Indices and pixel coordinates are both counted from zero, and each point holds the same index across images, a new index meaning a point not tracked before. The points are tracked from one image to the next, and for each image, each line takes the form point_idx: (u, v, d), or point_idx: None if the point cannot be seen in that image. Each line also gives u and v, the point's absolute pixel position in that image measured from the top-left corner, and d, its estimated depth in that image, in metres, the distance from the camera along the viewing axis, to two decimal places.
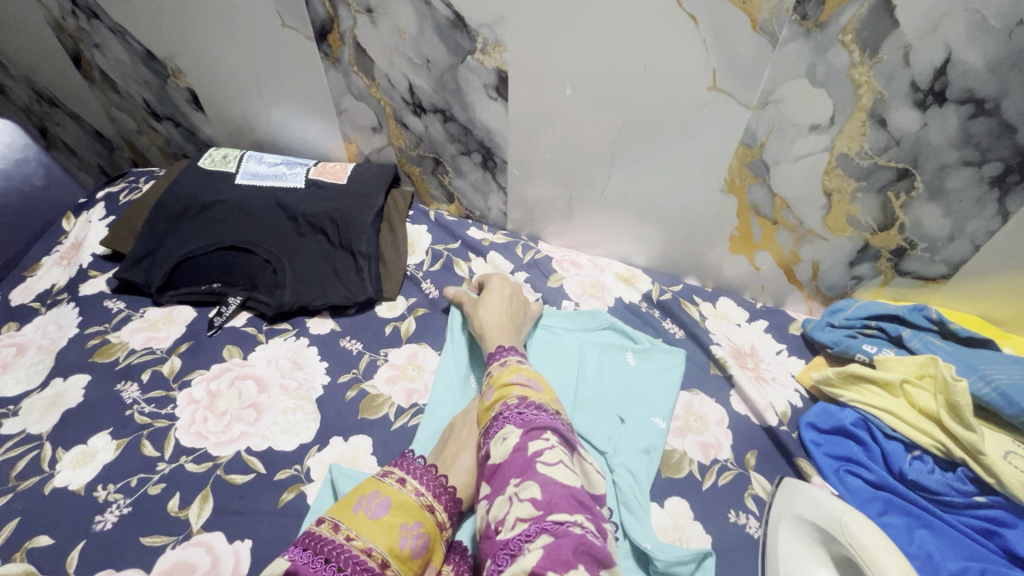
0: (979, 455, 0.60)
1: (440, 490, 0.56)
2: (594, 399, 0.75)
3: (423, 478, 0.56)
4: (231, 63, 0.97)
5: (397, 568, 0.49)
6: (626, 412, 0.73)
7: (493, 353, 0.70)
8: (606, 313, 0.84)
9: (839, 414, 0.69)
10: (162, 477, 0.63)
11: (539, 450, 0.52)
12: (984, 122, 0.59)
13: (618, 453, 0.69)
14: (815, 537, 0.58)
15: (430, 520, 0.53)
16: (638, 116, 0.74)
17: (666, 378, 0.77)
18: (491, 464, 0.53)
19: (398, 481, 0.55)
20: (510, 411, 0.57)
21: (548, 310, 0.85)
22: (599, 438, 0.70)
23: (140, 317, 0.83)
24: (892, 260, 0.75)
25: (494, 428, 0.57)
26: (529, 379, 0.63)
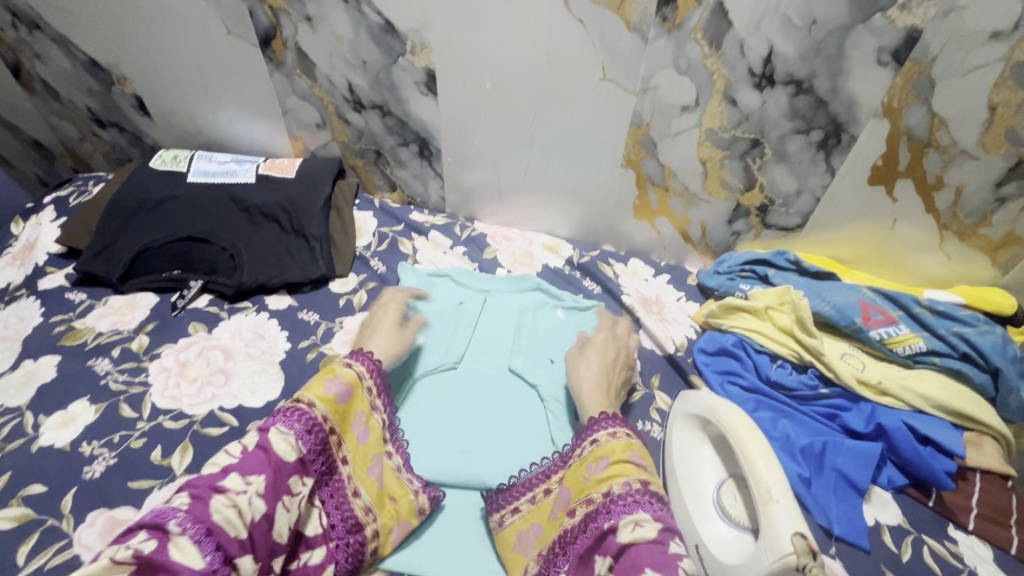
0: (821, 356, 0.78)
1: (365, 359, 0.70)
2: (527, 346, 0.89)
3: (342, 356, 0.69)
4: (176, 69, 1.04)
5: (325, 408, 0.62)
6: (554, 353, 0.88)
7: (597, 419, 0.67)
8: (534, 276, 0.97)
9: (722, 338, 0.86)
10: (143, 432, 0.70)
11: (678, 554, 0.50)
12: (805, 98, 0.76)
13: (549, 384, 0.84)
14: (697, 425, 0.71)
15: (351, 375, 0.67)
16: (547, 104, 0.88)
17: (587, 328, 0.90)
18: (619, 543, 0.53)
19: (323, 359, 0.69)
20: (632, 496, 0.56)
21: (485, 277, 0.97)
22: (533, 374, 0.86)
23: (103, 304, 0.89)
24: (759, 215, 0.93)
25: (618, 511, 0.56)
26: (642, 457, 0.62)
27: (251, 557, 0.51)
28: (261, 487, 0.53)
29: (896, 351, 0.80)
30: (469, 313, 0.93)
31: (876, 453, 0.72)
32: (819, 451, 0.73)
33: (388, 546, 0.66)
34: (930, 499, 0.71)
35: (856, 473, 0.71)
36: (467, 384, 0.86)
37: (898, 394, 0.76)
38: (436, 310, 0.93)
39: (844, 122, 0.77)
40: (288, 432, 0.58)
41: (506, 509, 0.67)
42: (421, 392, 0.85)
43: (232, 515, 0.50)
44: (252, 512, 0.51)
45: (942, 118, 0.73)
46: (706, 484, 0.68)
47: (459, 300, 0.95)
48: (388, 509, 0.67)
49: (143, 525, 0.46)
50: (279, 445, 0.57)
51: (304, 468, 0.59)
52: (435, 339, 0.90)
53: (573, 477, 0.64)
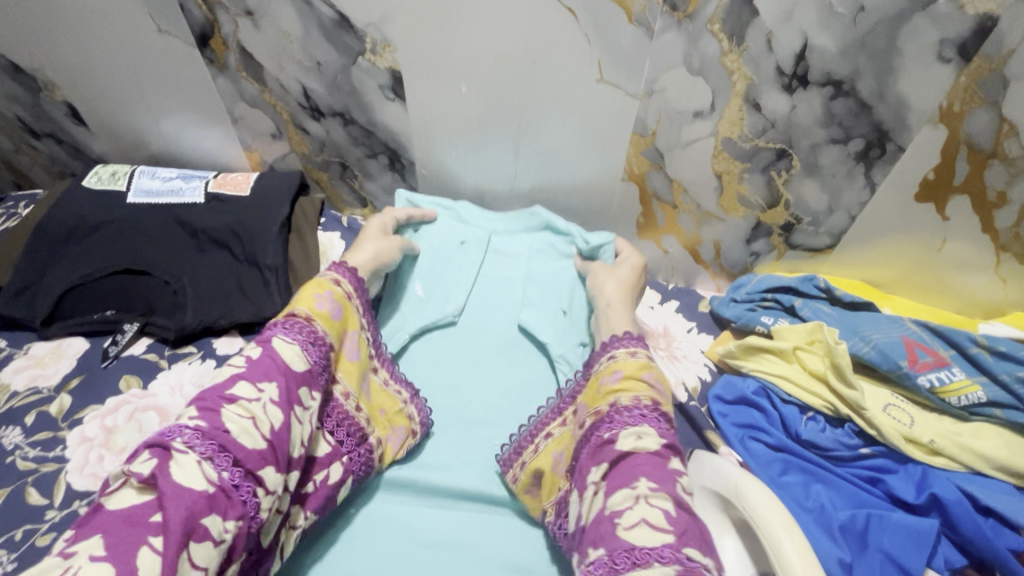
0: (862, 410, 0.66)
1: (352, 276, 0.69)
2: (536, 301, 0.83)
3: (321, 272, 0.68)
4: (108, 73, 0.91)
5: (322, 322, 0.61)
6: (567, 305, 0.81)
7: (610, 339, 0.66)
8: (542, 212, 0.86)
9: (741, 384, 0.73)
10: (51, 526, 0.59)
11: (677, 470, 0.52)
12: (844, 101, 0.63)
13: (561, 342, 0.79)
14: (717, 505, 0.60)
15: (334, 285, 0.65)
16: (534, 109, 0.75)
17: None
18: (618, 451, 0.53)
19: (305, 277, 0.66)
20: (638, 411, 0.56)
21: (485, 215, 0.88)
22: (543, 332, 0.80)
23: (23, 355, 0.77)
24: (783, 234, 0.80)
25: (619, 420, 0.56)
26: (657, 379, 0.60)
27: (274, 468, 0.50)
28: (275, 395, 0.52)
29: (948, 401, 0.68)
30: (471, 254, 0.86)
31: (931, 532, 0.60)
32: (861, 528, 0.61)
33: (391, 452, 0.67)
34: None
35: (908, 557, 0.59)
36: (466, 343, 0.82)
37: (953, 455, 0.64)
38: (433, 251, 0.86)
39: (890, 129, 0.64)
40: (292, 342, 0.56)
41: (529, 445, 0.67)
42: (416, 352, 0.81)
43: (248, 425, 0.49)
44: (270, 419, 0.51)
45: (1013, 123, 0.60)
46: None
47: (460, 240, 0.87)
48: (383, 422, 0.68)
49: (147, 443, 0.45)
50: (286, 354, 0.55)
51: (313, 381, 0.57)
52: (433, 287, 0.84)
53: (590, 391, 0.63)
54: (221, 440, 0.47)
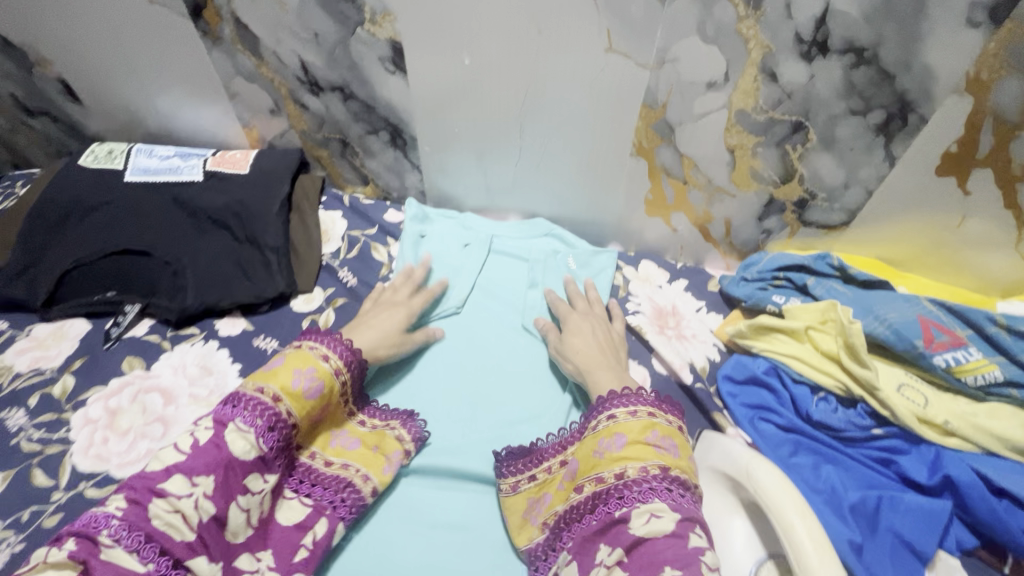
0: (875, 390, 0.65)
1: (336, 343, 0.64)
2: (541, 298, 0.83)
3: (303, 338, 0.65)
4: (99, 46, 0.88)
5: (291, 403, 0.58)
6: (569, 303, 0.83)
7: (607, 396, 0.61)
8: (543, 222, 0.91)
9: (751, 364, 0.72)
10: (57, 507, 0.58)
11: (700, 548, 0.47)
12: (865, 70, 0.60)
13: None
14: (726, 485, 0.59)
15: (312, 357, 0.62)
16: (540, 82, 0.72)
17: (604, 275, 0.85)
18: (634, 537, 0.48)
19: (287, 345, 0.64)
20: (648, 485, 0.51)
21: (492, 226, 0.92)
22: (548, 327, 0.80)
23: (25, 336, 0.76)
24: (796, 211, 0.78)
25: (632, 498, 0.51)
26: (664, 438, 0.56)
27: (206, 557, 0.50)
28: (209, 489, 0.51)
29: (964, 381, 0.66)
30: (474, 255, 0.88)
31: (943, 513, 0.59)
32: (872, 509, 0.61)
33: (383, 479, 0.63)
34: (1006, 565, 0.59)
35: (919, 538, 0.59)
36: (471, 331, 0.81)
37: (968, 436, 0.63)
38: (439, 251, 0.88)
39: (913, 100, 0.61)
40: (247, 428, 0.54)
41: (511, 478, 0.64)
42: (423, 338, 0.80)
43: (175, 519, 0.49)
44: (198, 514, 0.50)
45: None
46: (741, 559, 0.56)
47: (464, 243, 0.89)
48: (376, 459, 0.64)
49: (72, 533, 0.46)
50: (238, 442, 0.54)
51: (265, 465, 0.56)
52: (439, 284, 0.85)
53: (584, 451, 0.59)
54: (148, 531, 0.48)
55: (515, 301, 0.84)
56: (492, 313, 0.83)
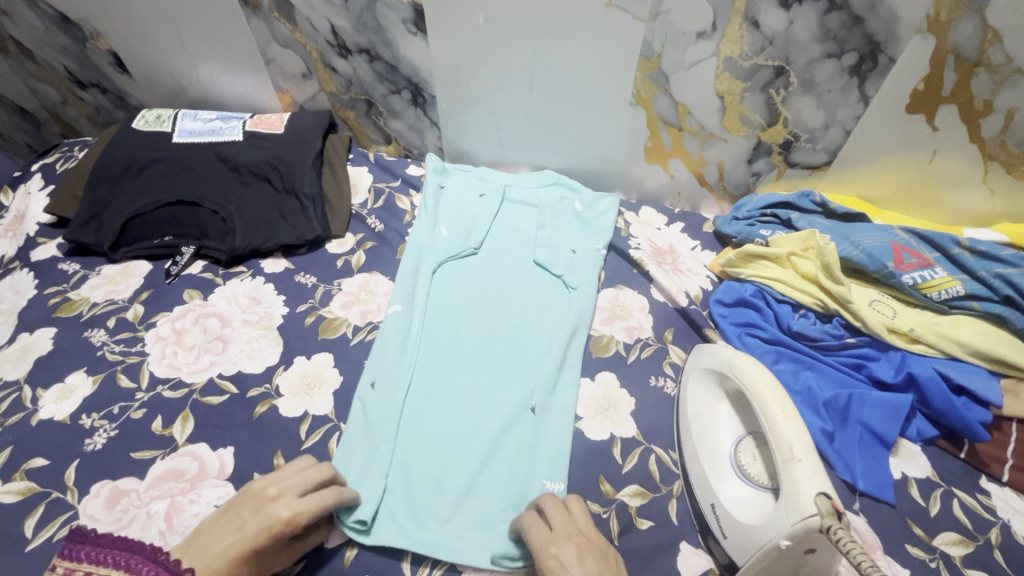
0: (848, 304, 0.74)
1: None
2: (551, 240, 0.90)
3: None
4: (148, 20, 0.97)
5: None
6: (577, 246, 0.90)
7: None
8: (551, 173, 0.98)
9: (740, 288, 0.81)
10: (142, 403, 0.70)
11: None
12: (837, 16, 0.68)
13: (574, 273, 0.86)
14: (713, 380, 0.68)
15: None
16: (546, 37, 0.80)
17: (606, 218, 0.93)
18: None
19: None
20: None
21: (505, 177, 0.98)
22: (558, 266, 0.87)
23: (96, 274, 0.87)
24: (782, 153, 0.85)
25: None
26: None
27: None
28: None
29: (930, 297, 0.74)
30: (490, 206, 0.95)
31: (905, 405, 0.68)
32: (843, 405, 0.69)
33: None
34: (962, 450, 0.68)
35: (884, 426, 0.67)
36: (490, 270, 0.88)
37: (931, 341, 0.72)
38: (456, 200, 0.95)
39: (882, 42, 0.69)
40: None
41: None
42: (441, 280, 0.86)
43: None
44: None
45: (995, 31, 0.63)
46: (723, 440, 0.65)
47: (480, 194, 0.96)
48: None
49: None
50: None
51: None
52: (457, 229, 0.92)
53: None
54: None
55: (528, 244, 0.91)
56: (505, 252, 0.90)
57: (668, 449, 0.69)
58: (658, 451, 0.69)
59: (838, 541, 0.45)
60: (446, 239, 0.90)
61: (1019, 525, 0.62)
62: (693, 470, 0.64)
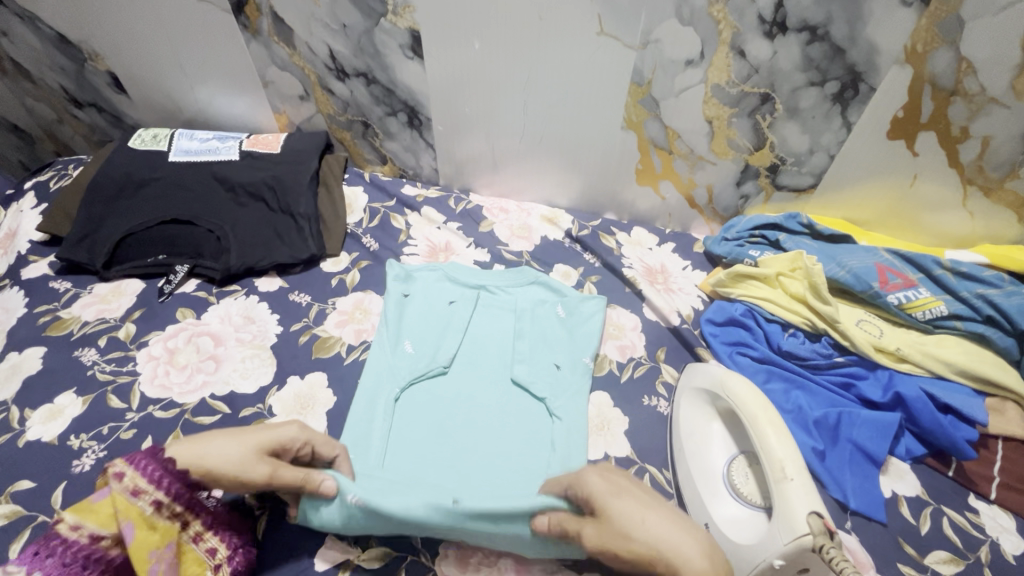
0: (836, 323, 0.75)
1: (161, 475, 0.54)
2: (530, 352, 0.79)
3: (48, 560, 0.49)
4: (148, 42, 0.98)
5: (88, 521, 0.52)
6: (562, 357, 0.78)
7: None
8: (530, 270, 0.88)
9: (731, 307, 0.83)
10: (132, 423, 0.69)
11: None
12: (819, 46, 0.70)
13: (560, 373, 0.77)
14: (706, 399, 0.69)
15: (120, 494, 0.53)
16: (541, 64, 0.82)
17: (593, 324, 0.82)
18: None
19: (19, 573, 0.48)
20: None
21: (483, 273, 0.88)
22: (539, 386, 0.75)
23: (88, 293, 0.86)
24: (770, 176, 0.87)
25: None
26: None
27: None
28: None
29: (914, 316, 0.76)
30: (462, 312, 0.84)
31: (893, 423, 0.69)
32: (833, 423, 0.70)
33: None
34: (950, 469, 0.68)
35: (873, 444, 0.68)
36: (467, 379, 0.78)
37: (917, 361, 0.73)
38: (424, 309, 0.83)
39: (862, 71, 0.71)
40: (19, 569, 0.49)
41: None
42: (412, 395, 0.75)
43: None
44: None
45: (969, 62, 0.66)
46: (717, 459, 0.65)
47: (449, 299, 0.85)
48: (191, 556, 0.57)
49: None
50: None
51: None
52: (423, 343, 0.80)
53: None
54: None
55: (506, 356, 0.80)
56: (482, 349, 0.81)
57: (662, 468, 0.70)
58: (653, 470, 0.70)
59: (831, 560, 0.46)
60: (413, 357, 0.78)
61: (1008, 543, 0.63)
62: (687, 490, 0.64)
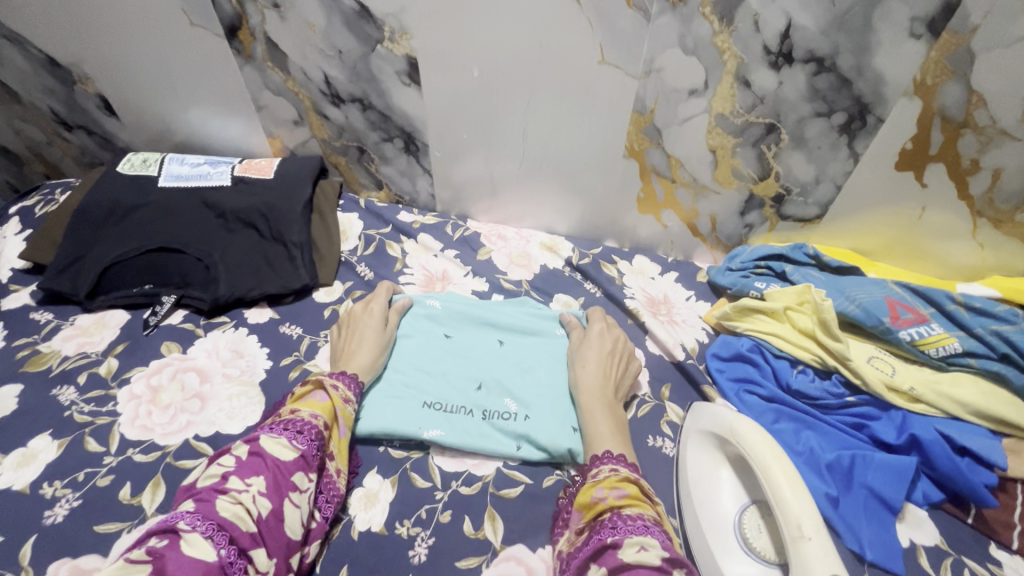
0: (846, 361, 0.73)
1: (355, 387, 0.70)
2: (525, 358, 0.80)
3: (300, 433, 0.60)
4: (140, 66, 0.96)
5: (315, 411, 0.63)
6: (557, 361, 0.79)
7: None
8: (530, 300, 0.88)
9: (737, 342, 0.80)
10: (110, 469, 0.66)
11: None
12: (826, 77, 0.69)
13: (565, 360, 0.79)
14: (714, 443, 0.66)
15: (333, 402, 0.66)
16: (542, 93, 0.80)
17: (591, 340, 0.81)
18: None
19: (284, 438, 0.59)
20: None
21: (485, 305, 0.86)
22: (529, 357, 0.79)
23: (70, 325, 0.83)
24: (775, 206, 0.85)
25: None
26: None
27: None
28: (264, 486, 0.54)
29: (928, 353, 0.73)
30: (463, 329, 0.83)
31: (909, 468, 0.66)
32: (847, 467, 0.67)
33: None
34: (970, 516, 0.65)
35: (889, 491, 0.65)
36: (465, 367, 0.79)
37: (932, 401, 0.70)
38: (420, 344, 0.81)
39: (870, 102, 0.69)
40: (281, 436, 0.59)
41: None
42: (456, 344, 0.82)
43: (240, 511, 0.51)
44: (258, 508, 0.53)
45: (980, 95, 0.65)
46: (726, 507, 0.62)
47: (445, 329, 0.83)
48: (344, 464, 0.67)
49: (153, 532, 0.48)
50: (273, 449, 0.57)
51: (308, 465, 0.59)
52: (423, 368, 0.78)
53: None
54: (218, 523, 0.50)
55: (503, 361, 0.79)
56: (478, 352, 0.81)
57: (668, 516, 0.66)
58: None
59: None
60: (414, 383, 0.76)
61: None
62: (696, 541, 0.61)
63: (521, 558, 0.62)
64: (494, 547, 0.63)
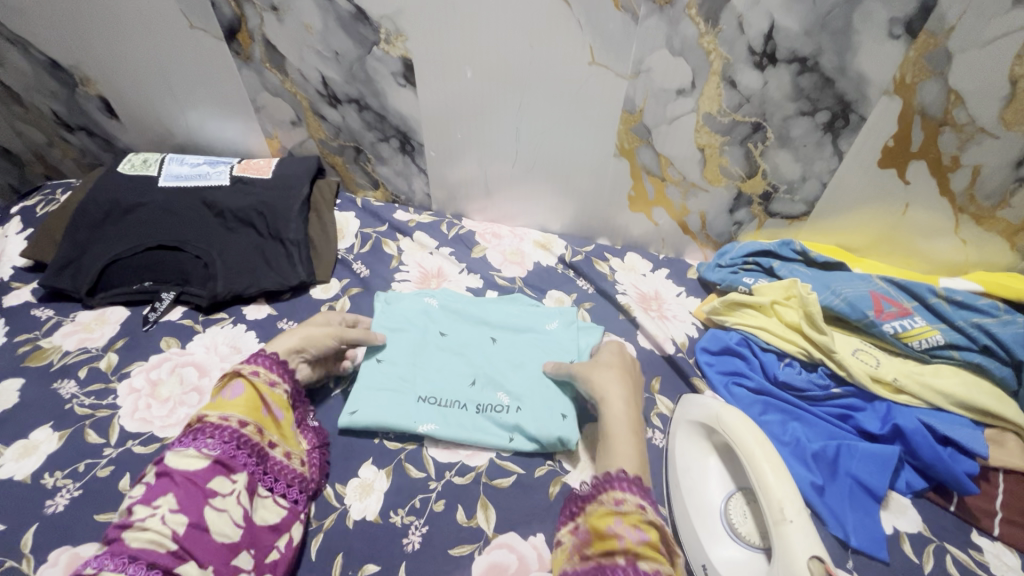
0: (832, 353, 0.75)
1: (275, 364, 0.68)
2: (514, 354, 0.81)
3: (210, 439, 0.59)
4: (140, 68, 0.98)
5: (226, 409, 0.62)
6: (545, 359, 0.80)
7: None
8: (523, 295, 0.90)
9: (725, 336, 0.82)
10: (110, 460, 0.67)
11: None
12: (810, 76, 0.71)
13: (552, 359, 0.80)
14: (702, 433, 0.67)
15: (251, 387, 0.65)
16: (534, 93, 0.82)
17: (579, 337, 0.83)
18: None
19: (190, 449, 0.57)
20: None
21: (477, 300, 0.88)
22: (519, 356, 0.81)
23: (70, 321, 0.84)
24: (762, 203, 0.87)
25: None
26: None
27: None
28: (174, 505, 0.53)
29: (911, 345, 0.75)
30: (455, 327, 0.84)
31: (893, 457, 0.67)
32: (832, 456, 0.68)
33: None
34: (952, 503, 0.67)
35: (873, 479, 0.66)
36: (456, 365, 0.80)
37: (915, 392, 0.72)
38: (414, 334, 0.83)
39: (852, 101, 0.71)
40: (189, 450, 0.57)
41: None
42: (450, 341, 0.83)
43: (154, 536, 0.51)
44: (172, 526, 0.52)
45: (958, 94, 0.67)
46: (713, 494, 0.64)
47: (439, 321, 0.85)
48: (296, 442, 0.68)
49: None
50: (180, 464, 0.56)
51: (228, 468, 0.58)
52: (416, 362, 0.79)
53: None
54: (131, 553, 0.49)
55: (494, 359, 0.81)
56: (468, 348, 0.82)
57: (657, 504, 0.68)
58: None
59: None
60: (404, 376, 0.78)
61: None
62: (684, 528, 0.63)
63: (513, 546, 0.64)
64: (486, 535, 0.65)
